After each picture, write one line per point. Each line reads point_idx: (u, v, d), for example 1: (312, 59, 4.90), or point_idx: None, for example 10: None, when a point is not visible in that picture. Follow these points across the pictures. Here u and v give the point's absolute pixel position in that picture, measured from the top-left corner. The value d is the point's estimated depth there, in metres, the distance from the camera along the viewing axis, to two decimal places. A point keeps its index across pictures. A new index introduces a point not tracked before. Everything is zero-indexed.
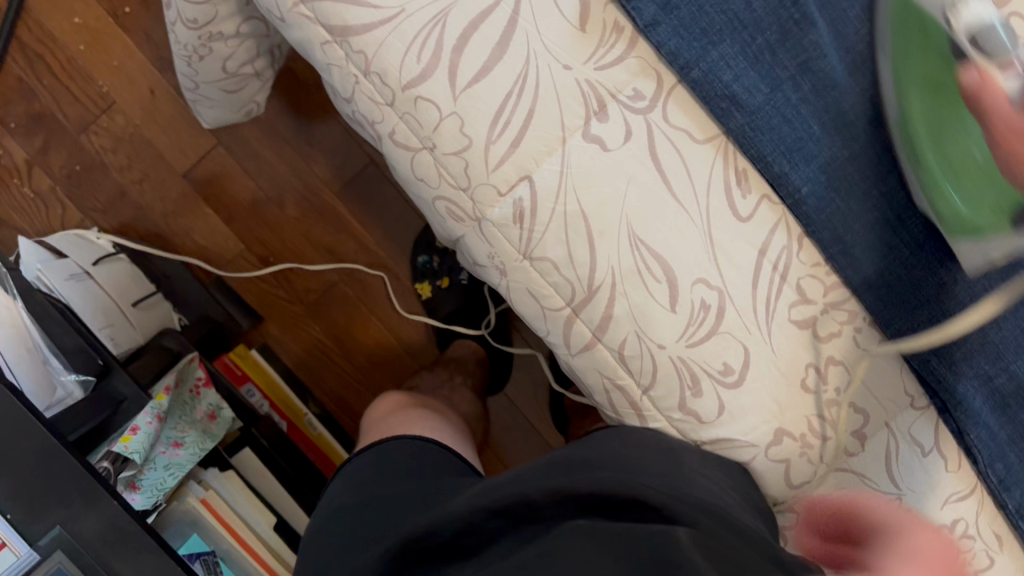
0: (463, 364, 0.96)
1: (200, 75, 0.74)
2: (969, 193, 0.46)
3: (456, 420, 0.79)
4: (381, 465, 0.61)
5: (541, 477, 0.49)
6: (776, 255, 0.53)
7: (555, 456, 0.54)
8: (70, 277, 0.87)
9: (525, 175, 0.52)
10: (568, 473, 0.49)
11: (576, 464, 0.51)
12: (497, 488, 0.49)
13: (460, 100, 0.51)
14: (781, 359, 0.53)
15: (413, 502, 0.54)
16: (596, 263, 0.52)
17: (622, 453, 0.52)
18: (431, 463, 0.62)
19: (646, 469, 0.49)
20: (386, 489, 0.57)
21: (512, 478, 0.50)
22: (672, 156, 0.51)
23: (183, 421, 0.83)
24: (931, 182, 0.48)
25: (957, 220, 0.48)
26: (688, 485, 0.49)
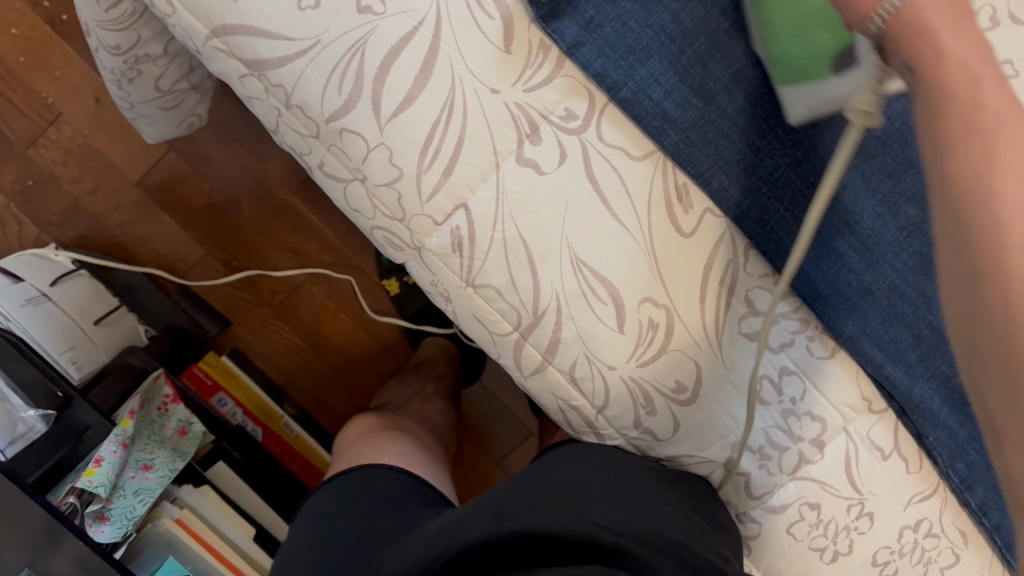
0: (432, 366, 0.96)
1: (133, 97, 0.72)
2: (797, 36, 0.44)
3: (431, 443, 0.79)
4: (334, 500, 0.60)
5: (496, 515, 0.49)
6: (722, 268, 0.51)
7: (509, 485, 0.54)
8: (27, 302, 0.86)
9: (459, 204, 0.50)
10: (531, 512, 0.48)
11: (534, 499, 0.50)
12: (456, 527, 0.49)
13: (386, 131, 0.49)
14: (735, 372, 0.52)
15: (373, 534, 0.54)
16: (539, 288, 0.51)
17: (579, 488, 0.51)
18: (397, 494, 0.61)
19: (606, 507, 0.49)
20: (348, 525, 0.56)
21: (473, 517, 0.49)
22: (610, 175, 0.50)
23: (152, 442, 0.82)
24: (765, 22, 0.46)
25: (789, 57, 0.45)
26: (645, 521, 0.49)
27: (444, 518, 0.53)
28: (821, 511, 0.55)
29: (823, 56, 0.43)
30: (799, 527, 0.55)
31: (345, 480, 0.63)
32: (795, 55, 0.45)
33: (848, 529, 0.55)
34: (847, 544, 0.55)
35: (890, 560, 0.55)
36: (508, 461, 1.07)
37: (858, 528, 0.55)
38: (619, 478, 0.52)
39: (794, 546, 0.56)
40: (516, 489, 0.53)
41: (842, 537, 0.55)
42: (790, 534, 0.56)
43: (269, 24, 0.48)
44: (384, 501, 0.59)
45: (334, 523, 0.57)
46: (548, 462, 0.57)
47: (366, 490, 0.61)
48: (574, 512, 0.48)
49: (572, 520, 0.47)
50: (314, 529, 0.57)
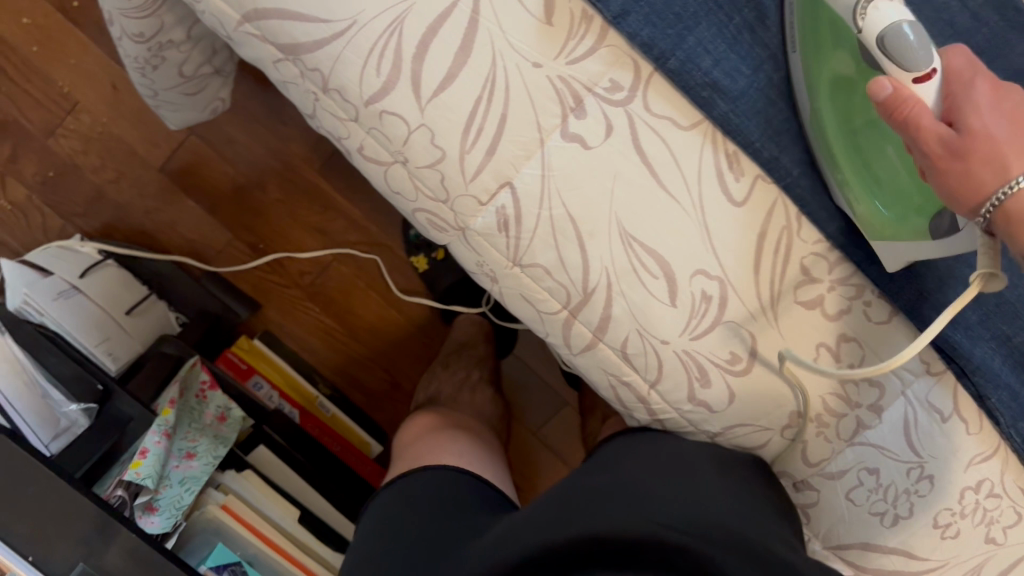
0: (473, 348, 0.96)
1: (157, 84, 0.70)
2: (888, 200, 0.46)
3: (491, 440, 0.82)
4: (391, 503, 0.63)
5: (558, 518, 0.50)
6: (776, 238, 0.50)
7: (574, 487, 0.55)
8: (59, 296, 0.86)
9: (505, 182, 0.49)
10: (593, 514, 0.49)
11: (598, 502, 0.51)
12: (521, 533, 0.50)
13: (427, 111, 0.48)
14: (791, 341, 0.51)
15: (437, 542, 0.55)
16: (588, 265, 0.50)
17: (644, 487, 0.52)
18: (460, 500, 0.62)
19: (671, 506, 0.49)
20: (414, 531, 0.57)
21: (537, 524, 0.50)
22: (658, 146, 0.49)
23: (193, 429, 0.83)
24: (845, 184, 0.48)
25: (875, 223, 0.48)
26: (711, 515, 0.49)
27: (510, 522, 0.53)
28: (880, 476, 0.54)
29: (924, 216, 0.45)
30: (858, 492, 0.55)
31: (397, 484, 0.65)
32: (892, 229, 0.47)
33: (908, 493, 0.54)
34: (907, 507, 0.54)
35: (952, 521, 0.54)
36: (545, 432, 1.07)
37: (918, 491, 0.54)
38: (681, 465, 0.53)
39: (854, 513, 0.55)
40: (580, 492, 0.53)
41: (902, 501, 0.54)
42: (848, 500, 0.55)
43: (304, 7, 0.47)
44: (447, 508, 0.60)
45: (398, 528, 0.58)
46: (610, 457, 0.58)
47: (426, 492, 0.63)
48: (637, 514, 0.48)
49: (636, 523, 0.47)
50: (378, 535, 0.59)
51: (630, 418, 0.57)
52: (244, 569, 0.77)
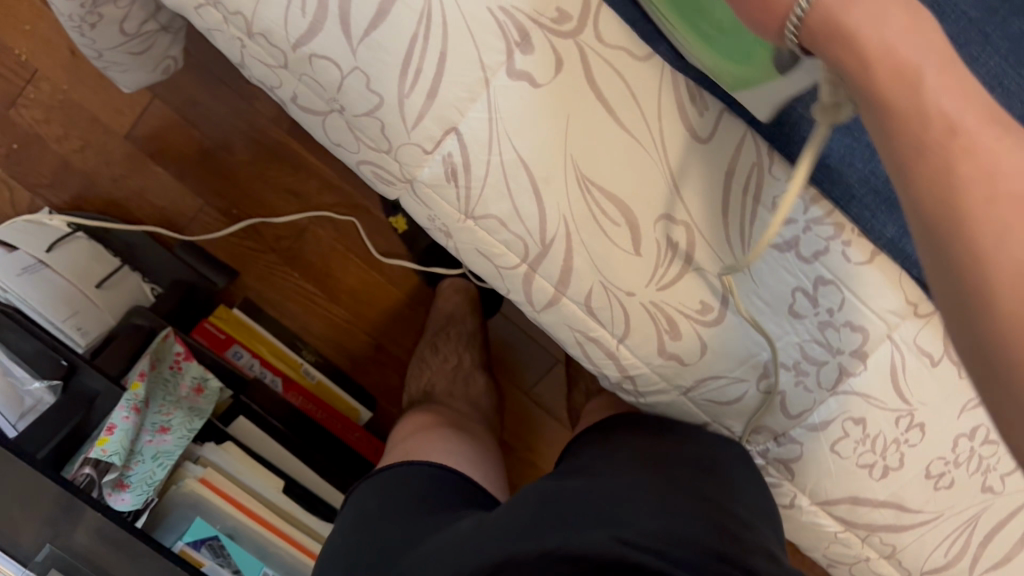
0: (460, 325, 0.90)
1: (98, 43, 0.66)
2: (727, 51, 0.40)
3: (485, 436, 0.77)
4: (372, 496, 0.60)
5: (529, 522, 0.47)
6: (744, 177, 0.46)
7: (541, 491, 0.51)
8: (22, 271, 0.83)
9: (450, 128, 0.46)
10: (563, 523, 0.46)
11: (564, 513, 0.47)
12: (488, 536, 0.47)
13: (359, 53, 0.44)
14: (764, 287, 0.48)
15: (408, 540, 0.52)
16: (545, 215, 0.47)
17: (615, 501, 0.48)
18: (435, 497, 0.59)
19: (643, 520, 0.46)
20: (383, 542, 0.54)
21: (499, 535, 0.46)
22: (613, 79, 0.45)
23: (168, 403, 0.80)
24: (692, 47, 0.43)
25: (729, 77, 0.42)
26: (688, 531, 0.46)
27: (473, 528, 0.50)
28: (866, 426, 0.51)
29: (762, 54, 0.38)
30: (843, 445, 0.52)
31: (382, 476, 0.62)
32: (743, 71, 0.41)
33: (898, 442, 0.51)
34: (897, 458, 0.51)
35: (946, 470, 0.51)
36: (537, 390, 1.04)
37: (908, 441, 0.51)
38: (656, 487, 0.50)
39: (841, 466, 0.52)
40: (548, 497, 0.50)
41: (892, 452, 0.51)
42: (834, 452, 0.52)
43: None
44: (417, 510, 0.57)
45: (373, 527, 0.56)
46: (586, 466, 0.55)
47: (402, 491, 0.60)
48: (607, 529, 0.45)
49: (607, 540, 0.44)
50: (354, 533, 0.57)
51: (600, 376, 0.54)
52: (222, 544, 0.76)
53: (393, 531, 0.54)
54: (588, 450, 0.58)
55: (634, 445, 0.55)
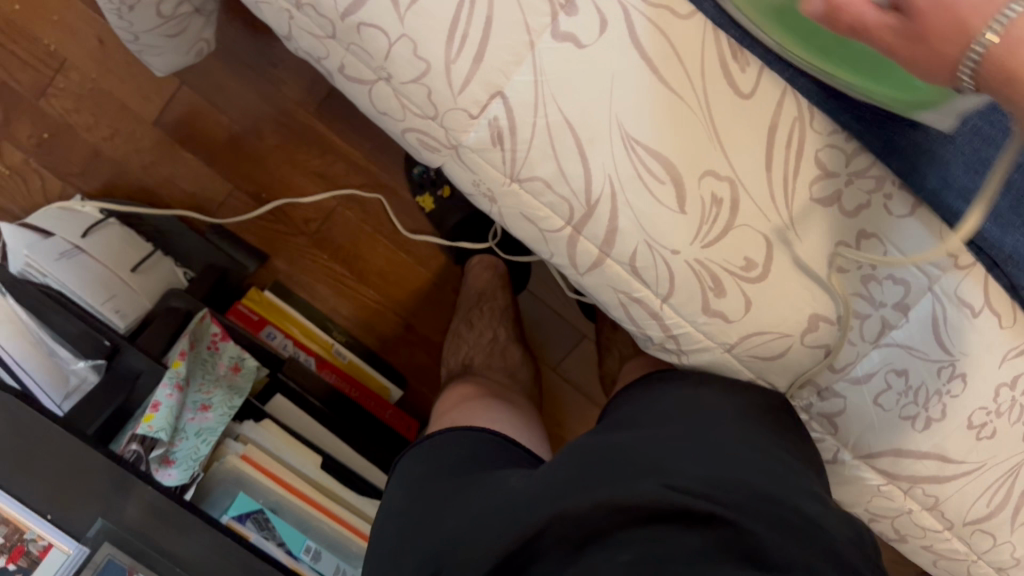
0: (494, 300, 0.91)
1: (135, 26, 0.67)
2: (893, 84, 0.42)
3: (526, 406, 0.78)
4: (421, 461, 0.62)
5: (578, 474, 0.49)
6: (788, 130, 0.47)
7: (588, 444, 0.53)
8: (61, 256, 0.84)
9: (496, 91, 0.47)
10: (610, 475, 0.48)
11: (612, 462, 0.49)
12: (539, 489, 0.49)
13: (407, 20, 0.45)
14: (806, 242, 0.49)
15: (460, 495, 0.54)
16: (591, 174, 0.47)
17: (661, 449, 0.50)
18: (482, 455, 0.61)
19: (690, 467, 0.48)
20: (435, 501, 0.56)
21: (551, 486, 0.48)
22: (656, 37, 0.46)
23: (207, 381, 0.82)
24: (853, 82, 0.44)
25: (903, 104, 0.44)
26: (734, 476, 0.48)
27: (523, 481, 0.52)
28: (909, 377, 0.52)
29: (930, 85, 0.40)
30: (887, 397, 0.53)
31: (426, 444, 0.64)
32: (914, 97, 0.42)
33: (940, 394, 0.52)
34: (939, 409, 0.52)
35: (987, 421, 0.52)
36: (565, 365, 1.05)
37: (950, 392, 0.51)
38: (701, 433, 0.52)
39: (883, 418, 0.53)
40: (595, 448, 0.52)
41: (934, 403, 0.52)
42: (877, 405, 0.53)
43: None
44: (465, 467, 0.59)
45: (425, 489, 0.58)
46: (631, 416, 0.56)
47: (448, 454, 0.62)
48: (656, 477, 0.47)
49: (656, 489, 0.46)
50: (408, 496, 0.59)
51: (643, 336, 0.55)
52: (266, 517, 0.77)
53: (445, 490, 0.56)
54: (633, 404, 0.59)
55: (678, 393, 0.56)
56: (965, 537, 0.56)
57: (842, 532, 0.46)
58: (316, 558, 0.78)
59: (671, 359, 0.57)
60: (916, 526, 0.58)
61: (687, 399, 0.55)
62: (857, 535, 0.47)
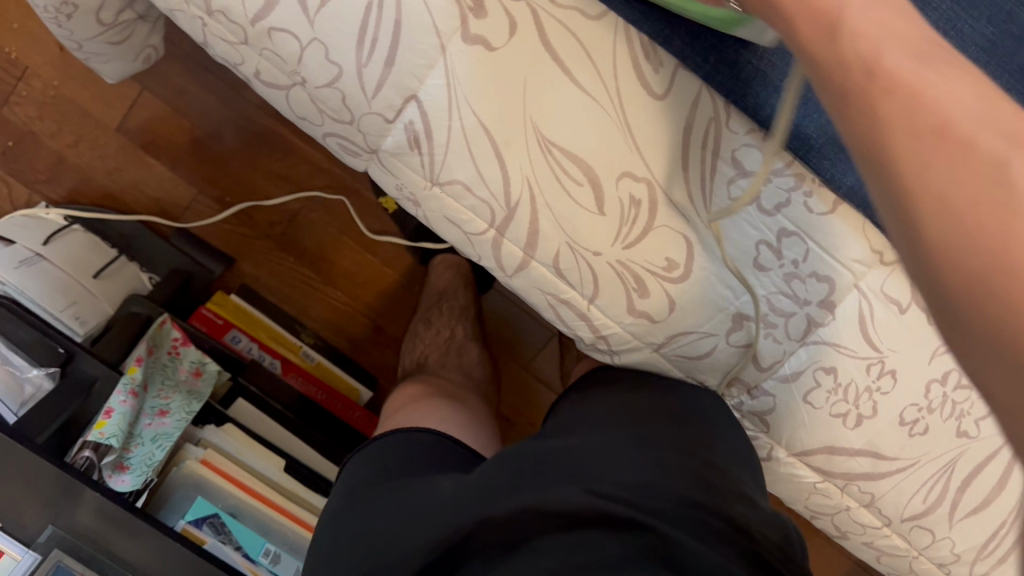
0: (453, 299, 0.91)
1: (76, 34, 0.67)
2: None
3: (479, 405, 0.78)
4: (364, 460, 0.61)
5: (510, 478, 0.48)
6: (704, 129, 0.47)
7: (523, 447, 0.52)
8: (20, 264, 0.84)
9: (410, 96, 0.46)
10: (541, 480, 0.47)
11: (545, 465, 0.49)
12: (471, 493, 0.48)
13: (316, 24, 0.45)
14: (728, 243, 0.48)
15: (395, 494, 0.53)
16: (508, 176, 0.47)
17: (587, 455, 0.50)
18: (421, 453, 0.60)
19: (616, 472, 0.48)
20: (372, 498, 0.54)
21: (477, 491, 0.47)
22: (568, 40, 0.46)
23: (166, 386, 0.82)
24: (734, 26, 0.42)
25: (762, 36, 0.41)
26: (662, 482, 0.48)
27: (452, 487, 0.51)
28: (837, 375, 0.51)
29: None
30: (817, 395, 0.52)
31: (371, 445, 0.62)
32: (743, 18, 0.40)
33: (870, 391, 0.51)
34: (870, 406, 0.52)
35: (919, 417, 0.52)
36: (537, 364, 1.04)
37: (880, 389, 0.51)
38: (627, 439, 0.51)
39: (814, 416, 0.53)
40: (522, 453, 0.51)
41: (864, 400, 0.52)
42: (807, 403, 0.53)
43: None
44: (402, 471, 0.58)
45: (363, 487, 0.56)
46: (560, 426, 0.56)
47: (388, 454, 0.60)
48: (581, 484, 0.47)
49: (583, 495, 0.46)
50: (345, 495, 0.57)
51: (575, 337, 0.55)
52: (223, 522, 0.77)
53: (384, 487, 0.55)
54: (566, 410, 0.58)
55: (608, 398, 0.56)
56: (904, 533, 0.57)
57: (764, 533, 0.48)
58: (275, 561, 0.79)
59: (606, 358, 0.58)
60: (856, 522, 0.58)
61: (619, 409, 0.54)
62: (783, 535, 0.49)
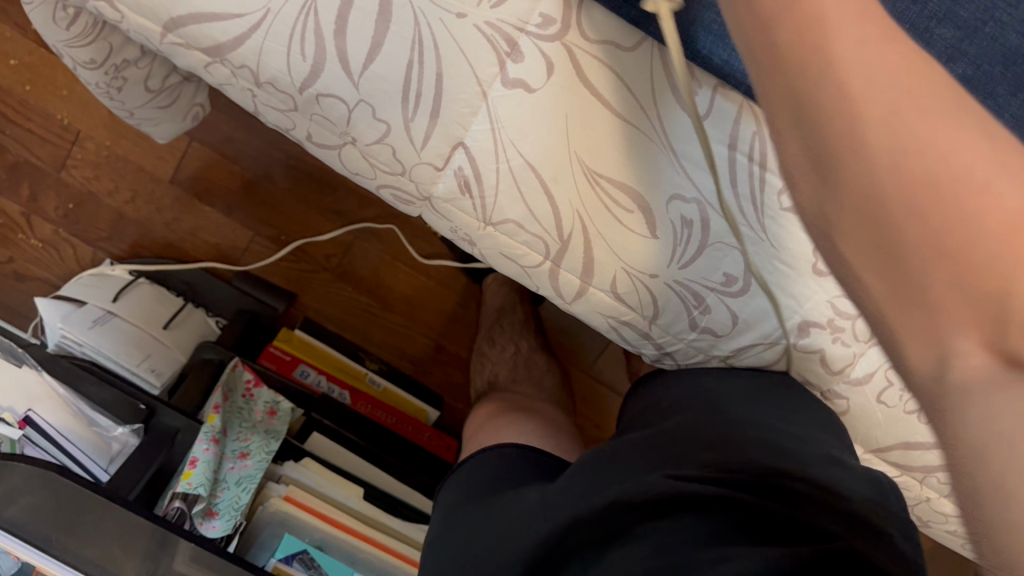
0: (513, 316, 0.88)
1: (128, 103, 0.70)
2: None
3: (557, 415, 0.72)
4: (455, 484, 0.59)
5: (600, 481, 0.49)
6: (748, 145, 0.47)
7: (604, 449, 0.53)
8: (94, 324, 0.88)
9: (457, 143, 0.48)
10: (629, 475, 0.49)
11: (627, 463, 0.50)
12: (569, 500, 0.48)
13: (362, 86, 0.46)
14: (784, 251, 0.49)
15: (493, 510, 0.53)
16: (559, 212, 0.48)
17: (669, 437, 0.51)
18: (503, 461, 0.59)
19: (697, 455, 0.49)
20: (469, 517, 0.54)
21: (569, 490, 0.49)
22: (603, 72, 0.46)
23: (244, 429, 0.85)
24: None
25: None
26: (744, 454, 0.49)
27: (544, 490, 0.52)
28: None
29: None
30: (889, 394, 0.52)
31: (467, 466, 0.61)
32: None
33: None
34: None
35: None
36: (599, 366, 1.05)
37: None
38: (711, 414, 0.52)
39: (890, 415, 0.53)
40: (609, 451, 0.52)
41: None
42: (881, 404, 0.53)
43: (216, 4, 0.46)
44: (491, 469, 0.58)
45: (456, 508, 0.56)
46: (642, 415, 0.57)
47: (476, 472, 0.59)
48: (662, 469, 0.48)
49: (663, 480, 0.47)
50: (439, 520, 0.57)
51: (644, 355, 0.55)
52: (312, 557, 0.80)
53: (478, 504, 0.54)
54: (638, 405, 0.59)
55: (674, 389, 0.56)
56: None
57: (854, 492, 0.48)
58: None
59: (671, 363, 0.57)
60: (937, 511, 0.58)
61: (695, 389, 0.54)
62: (876, 491, 0.49)
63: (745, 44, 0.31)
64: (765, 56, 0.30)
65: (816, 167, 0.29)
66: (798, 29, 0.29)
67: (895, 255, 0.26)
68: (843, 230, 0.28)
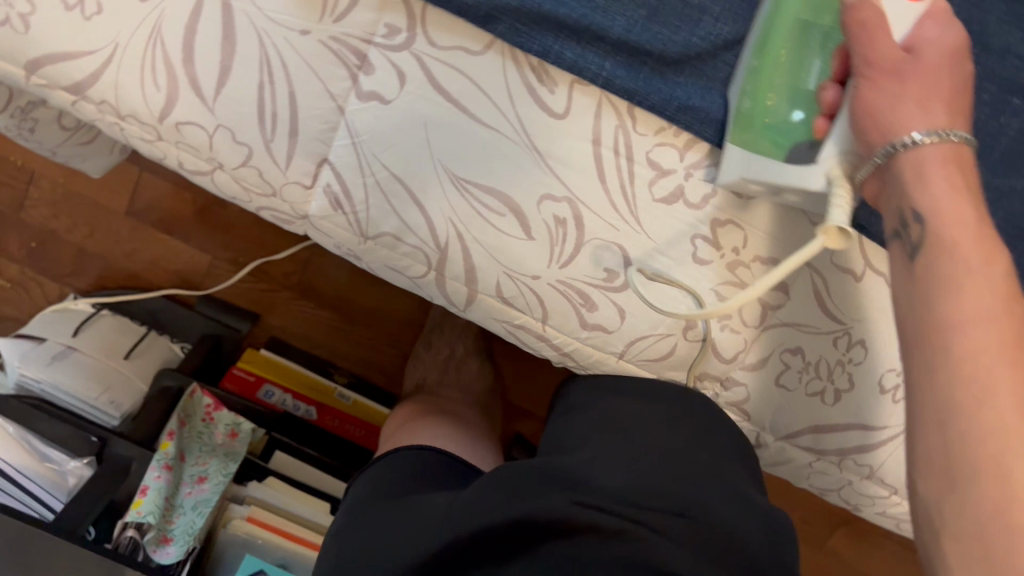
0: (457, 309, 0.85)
1: (46, 144, 0.71)
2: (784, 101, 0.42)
3: (474, 419, 0.74)
4: (370, 478, 0.58)
5: (502, 499, 0.47)
6: (612, 137, 0.46)
7: (522, 464, 0.50)
8: (52, 360, 0.90)
9: (321, 160, 0.48)
10: (534, 493, 0.47)
11: (533, 480, 0.48)
12: (468, 514, 0.47)
13: (217, 110, 0.46)
14: (661, 242, 0.48)
15: (398, 514, 0.52)
16: (432, 220, 0.48)
17: (581, 459, 0.50)
18: (415, 462, 0.59)
19: (605, 479, 0.48)
20: (373, 516, 0.53)
21: (469, 505, 0.48)
22: (456, 78, 0.45)
23: (203, 453, 0.86)
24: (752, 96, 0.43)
25: (754, 114, 0.43)
26: (651, 482, 0.48)
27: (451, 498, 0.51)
28: (805, 354, 0.51)
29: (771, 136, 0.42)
30: (788, 376, 0.51)
31: (386, 460, 0.60)
32: (763, 137, 0.43)
33: (842, 363, 0.51)
34: (845, 379, 0.51)
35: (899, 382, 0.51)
36: None
37: (851, 359, 0.50)
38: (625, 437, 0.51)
39: (790, 398, 0.52)
40: (520, 465, 0.50)
41: (838, 374, 0.51)
42: (780, 387, 0.52)
43: (70, 44, 0.46)
44: (410, 468, 0.58)
45: (365, 505, 0.55)
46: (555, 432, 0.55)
47: (392, 469, 0.58)
48: (569, 493, 0.47)
49: (566, 505, 0.46)
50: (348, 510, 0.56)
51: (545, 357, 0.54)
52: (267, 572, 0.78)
53: (384, 505, 0.54)
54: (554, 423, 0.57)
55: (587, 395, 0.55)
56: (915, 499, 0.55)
57: (755, 534, 0.47)
58: None
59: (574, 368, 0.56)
60: (864, 494, 0.56)
61: (603, 413, 0.53)
62: (773, 527, 0.49)
63: (911, 338, 0.37)
64: (934, 365, 0.35)
65: (941, 452, 0.34)
66: (967, 355, 0.34)
67: (989, 554, 0.31)
68: (953, 517, 0.33)
